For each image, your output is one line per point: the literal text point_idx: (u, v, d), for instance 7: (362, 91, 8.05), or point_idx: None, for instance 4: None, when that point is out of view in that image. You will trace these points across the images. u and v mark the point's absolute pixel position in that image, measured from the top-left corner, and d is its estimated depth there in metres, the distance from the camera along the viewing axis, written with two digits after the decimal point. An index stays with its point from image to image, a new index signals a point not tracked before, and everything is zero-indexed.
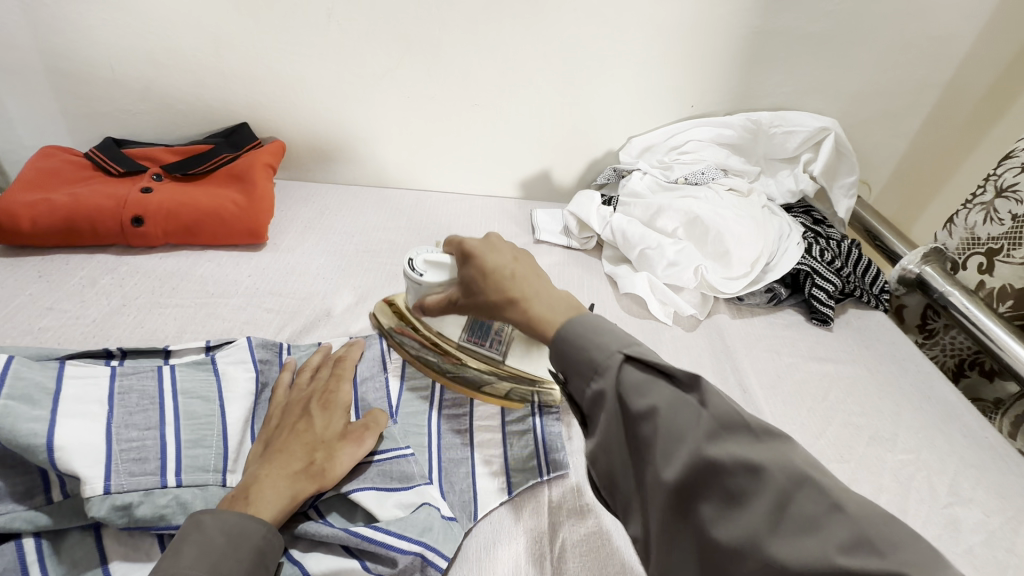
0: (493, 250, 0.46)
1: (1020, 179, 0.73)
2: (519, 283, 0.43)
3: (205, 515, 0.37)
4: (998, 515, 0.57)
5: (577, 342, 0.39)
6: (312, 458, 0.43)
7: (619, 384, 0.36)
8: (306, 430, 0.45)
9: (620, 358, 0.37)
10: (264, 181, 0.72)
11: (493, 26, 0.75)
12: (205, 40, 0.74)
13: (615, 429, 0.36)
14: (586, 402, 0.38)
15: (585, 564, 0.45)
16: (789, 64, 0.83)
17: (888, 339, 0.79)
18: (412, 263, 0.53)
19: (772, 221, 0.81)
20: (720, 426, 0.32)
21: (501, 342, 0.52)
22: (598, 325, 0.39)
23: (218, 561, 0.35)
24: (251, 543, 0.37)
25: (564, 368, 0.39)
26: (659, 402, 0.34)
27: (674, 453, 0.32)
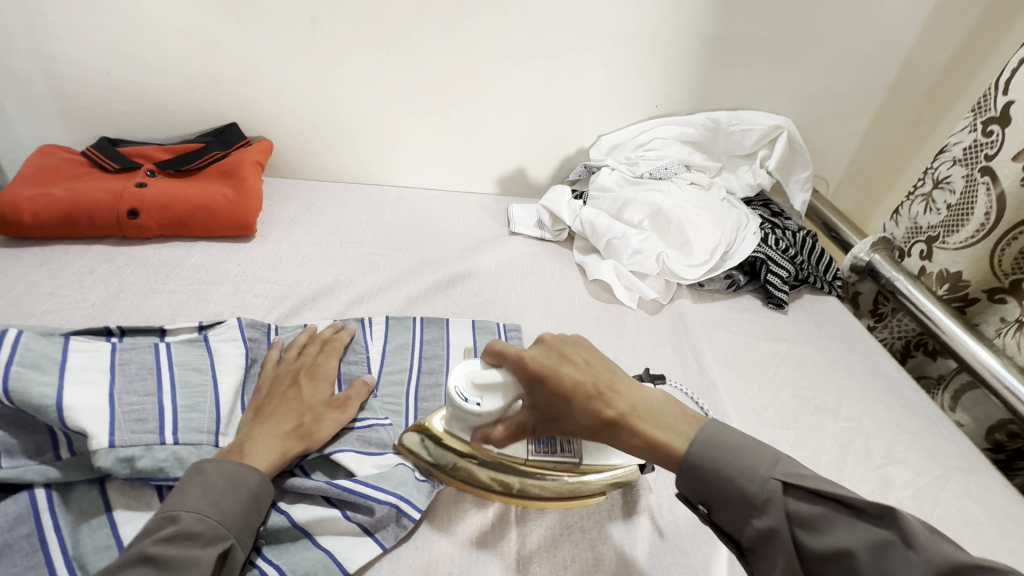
0: (564, 362, 0.44)
1: (953, 171, 0.81)
2: (614, 395, 0.43)
3: (206, 462, 0.42)
4: (927, 474, 0.63)
5: (715, 468, 0.40)
6: (301, 421, 0.48)
7: (789, 518, 0.37)
8: (296, 398, 0.50)
9: (779, 486, 0.38)
10: (253, 178, 0.77)
11: (468, 32, 0.81)
12: (196, 45, 0.78)
13: (790, 568, 0.37)
14: (749, 538, 0.39)
15: (547, 514, 0.50)
16: (745, 67, 0.89)
17: (839, 322, 0.85)
18: (458, 391, 0.47)
19: (730, 213, 0.87)
20: (936, 565, 0.33)
21: (572, 445, 0.49)
22: (730, 446, 0.40)
23: (219, 499, 0.40)
24: (246, 487, 0.42)
25: (710, 499, 0.40)
26: (847, 542, 0.35)
27: None
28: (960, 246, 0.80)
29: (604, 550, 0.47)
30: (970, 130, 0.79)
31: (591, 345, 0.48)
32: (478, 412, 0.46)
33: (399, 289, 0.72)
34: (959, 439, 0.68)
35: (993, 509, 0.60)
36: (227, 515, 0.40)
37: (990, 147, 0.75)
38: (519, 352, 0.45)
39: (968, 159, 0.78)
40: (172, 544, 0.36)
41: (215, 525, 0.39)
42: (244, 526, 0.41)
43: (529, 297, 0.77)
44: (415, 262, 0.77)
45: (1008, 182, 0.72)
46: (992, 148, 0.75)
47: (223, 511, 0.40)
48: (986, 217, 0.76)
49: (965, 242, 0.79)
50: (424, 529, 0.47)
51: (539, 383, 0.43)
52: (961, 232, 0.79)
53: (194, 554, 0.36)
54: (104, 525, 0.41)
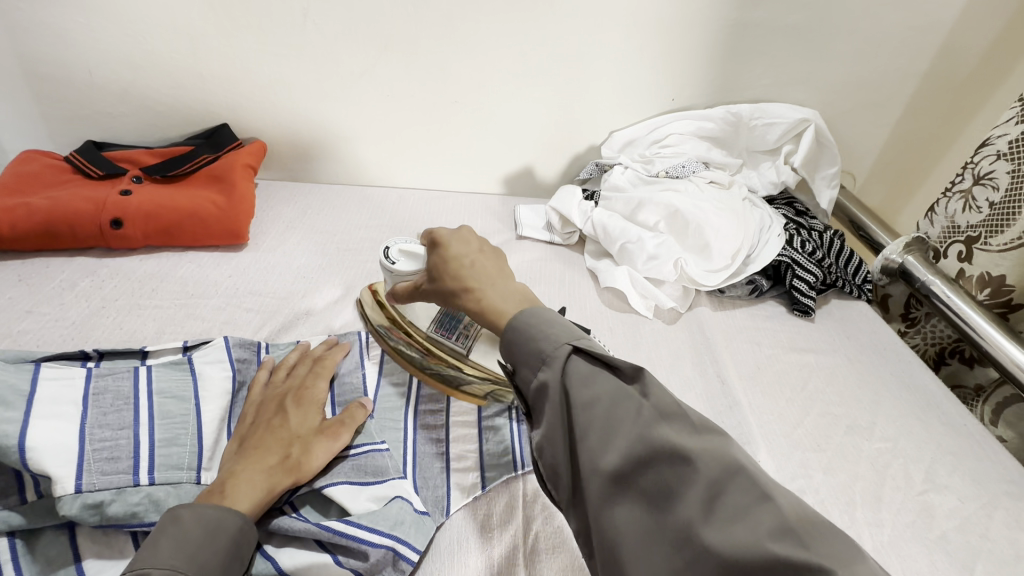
0: (459, 239, 0.49)
1: (996, 167, 0.74)
2: (477, 275, 0.46)
3: (181, 508, 0.38)
4: (973, 501, 0.58)
5: (530, 334, 0.40)
6: (287, 450, 0.44)
7: (566, 375, 0.37)
8: (282, 425, 0.46)
9: (569, 349, 0.38)
10: (244, 182, 0.73)
11: (470, 23, 0.75)
12: (183, 42, 0.74)
13: (558, 419, 0.37)
14: (531, 393, 0.39)
15: (560, 554, 0.45)
16: (768, 56, 0.83)
17: (870, 329, 0.79)
18: (388, 251, 0.56)
19: (752, 213, 0.81)
20: (658, 419, 0.34)
21: (467, 337, 0.55)
22: (551, 320, 0.41)
23: (195, 553, 0.35)
24: (227, 535, 0.37)
25: (514, 358, 0.40)
26: (602, 393, 0.36)
27: (613, 441, 0.34)
28: (1004, 248, 0.74)
29: None
30: (1015, 121, 0.72)
31: (500, 255, 0.51)
32: (390, 268, 0.55)
33: None
34: (1005, 460, 0.63)
35: None
36: (204, 569, 0.35)
37: None
38: (431, 230, 0.51)
39: (1014, 153, 0.72)
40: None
41: None
42: None
43: None
44: None
45: None
46: None
47: (200, 566, 0.35)
48: None
49: (1010, 244, 0.73)
50: (425, 573, 0.43)
51: (430, 252, 0.49)
52: (1005, 232, 0.73)
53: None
54: None
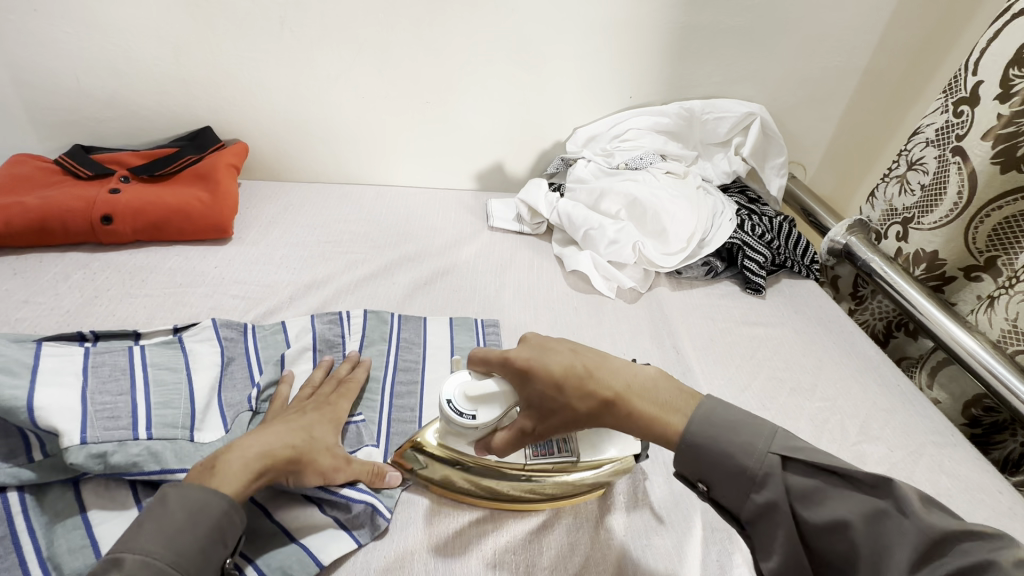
0: (549, 352, 0.45)
1: (926, 153, 0.81)
2: (613, 384, 0.43)
3: (169, 487, 0.40)
4: (901, 449, 0.64)
5: (718, 448, 0.40)
6: (297, 446, 0.45)
7: (789, 491, 0.38)
8: (293, 421, 0.48)
9: (779, 460, 0.39)
10: (228, 181, 0.77)
11: (442, 33, 0.81)
12: (168, 49, 0.78)
13: (789, 543, 0.38)
14: (748, 513, 0.39)
15: (522, 504, 0.50)
16: (717, 55, 0.90)
17: (816, 304, 0.85)
18: (452, 403, 0.46)
19: (706, 200, 0.88)
20: (925, 536, 0.34)
21: (569, 443, 0.47)
22: (732, 421, 0.41)
23: (175, 536, 0.37)
24: (208, 520, 0.39)
25: (709, 477, 0.40)
26: (847, 514, 0.36)
27: (882, 565, 0.34)
28: (935, 225, 0.80)
29: (579, 534, 0.49)
30: (941, 110, 0.79)
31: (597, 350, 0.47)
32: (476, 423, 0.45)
33: (377, 286, 0.73)
34: (934, 415, 0.69)
35: (967, 482, 0.61)
36: (181, 556, 0.37)
37: (960, 126, 0.75)
38: (504, 354, 0.45)
39: (940, 139, 0.79)
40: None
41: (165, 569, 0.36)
42: (204, 564, 0.38)
43: (508, 289, 0.77)
44: (393, 259, 0.78)
45: (976, 160, 0.73)
46: (962, 129, 0.75)
47: (177, 552, 0.37)
48: (958, 196, 0.76)
49: (939, 222, 0.79)
50: (401, 524, 0.48)
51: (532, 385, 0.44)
52: (936, 211, 0.79)
53: None
54: (79, 526, 0.42)
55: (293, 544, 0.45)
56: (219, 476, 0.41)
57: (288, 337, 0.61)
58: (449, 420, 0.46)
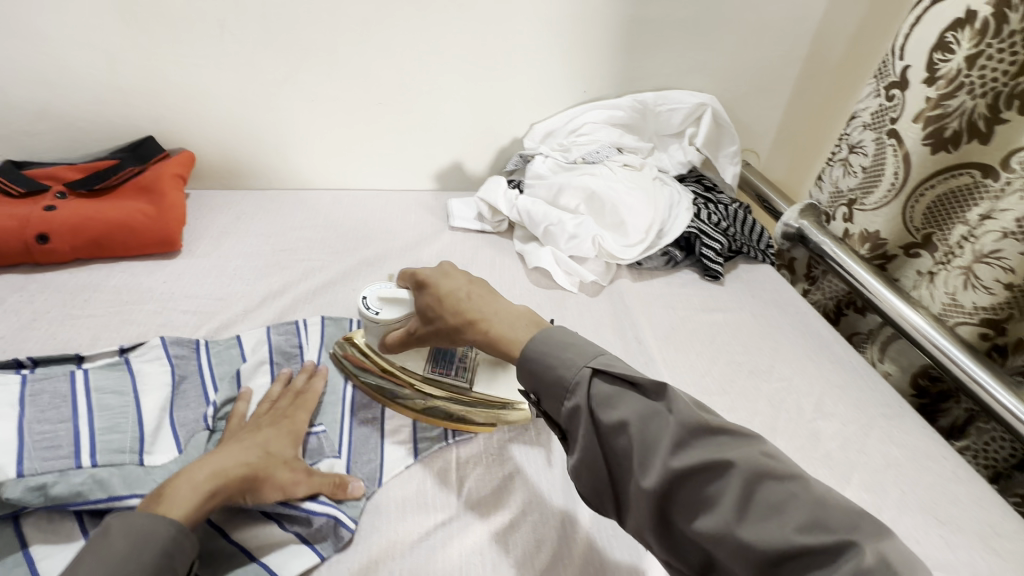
0: (447, 277, 0.51)
1: (864, 136, 0.84)
2: (475, 306, 0.48)
3: (113, 518, 0.38)
4: (854, 424, 0.66)
5: (546, 362, 0.42)
6: (251, 463, 0.45)
7: (592, 399, 0.40)
8: (244, 439, 0.48)
9: (590, 373, 0.40)
10: (173, 192, 0.75)
11: (386, 30, 0.80)
12: (99, 57, 0.75)
13: (592, 442, 0.39)
14: (563, 418, 0.41)
15: (487, 504, 0.51)
16: (666, 48, 0.91)
17: (772, 287, 0.88)
18: (366, 300, 0.55)
19: (662, 190, 0.89)
20: (692, 429, 0.36)
21: (466, 369, 0.57)
22: (567, 342, 0.43)
23: (119, 566, 0.35)
24: (155, 545, 0.37)
25: (539, 390, 0.42)
26: (629, 415, 0.38)
27: (650, 464, 0.36)
28: (877, 206, 0.83)
29: (544, 531, 0.49)
30: (875, 95, 0.82)
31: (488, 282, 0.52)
32: (375, 318, 0.53)
33: (336, 292, 0.71)
34: (883, 388, 0.72)
35: (913, 451, 0.64)
36: None
37: (893, 110, 0.78)
38: (415, 272, 0.53)
39: (876, 123, 0.82)
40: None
41: None
42: None
43: None
44: (351, 264, 0.77)
45: (910, 142, 0.76)
46: (895, 112, 0.78)
47: None
48: (895, 176, 0.79)
49: (881, 203, 0.82)
50: (368, 534, 0.48)
51: (420, 295, 0.51)
52: (876, 192, 0.82)
53: None
54: (20, 563, 0.40)
55: (253, 563, 0.44)
56: (168, 499, 0.40)
57: (243, 352, 0.59)
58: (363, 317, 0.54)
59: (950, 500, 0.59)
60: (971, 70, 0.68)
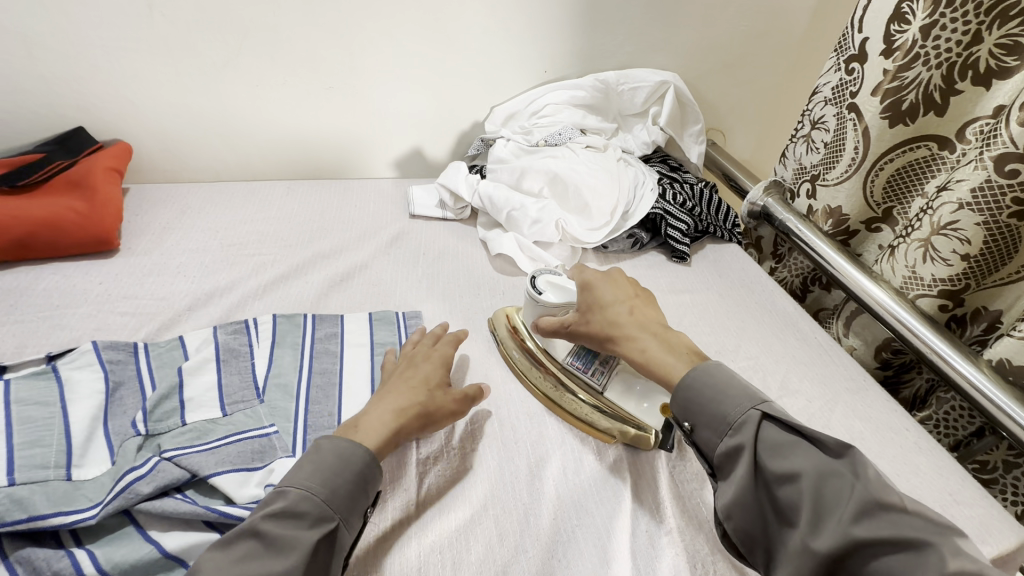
0: (614, 285, 0.57)
1: (825, 112, 0.84)
2: (635, 326, 0.53)
3: (323, 439, 0.45)
4: (819, 400, 0.66)
5: (711, 396, 0.45)
6: (421, 401, 0.51)
7: (758, 441, 0.41)
8: (411, 377, 0.53)
9: (759, 415, 0.42)
10: (107, 187, 0.70)
11: (332, 8, 0.75)
12: (15, 42, 0.69)
13: (749, 483, 0.40)
14: (720, 457, 0.43)
15: (448, 498, 0.49)
16: (627, 24, 0.89)
17: (738, 267, 0.87)
18: (535, 281, 0.60)
19: (626, 171, 0.87)
20: (874, 502, 0.36)
21: (603, 372, 0.57)
22: (730, 381, 0.46)
23: (328, 476, 0.42)
24: (353, 468, 0.43)
25: (695, 421, 0.45)
26: (803, 467, 0.39)
27: (825, 526, 0.36)
28: (839, 181, 0.83)
29: (506, 525, 0.48)
30: (835, 69, 0.81)
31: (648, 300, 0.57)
32: (536, 297, 0.59)
33: (289, 287, 0.68)
34: (848, 362, 0.73)
35: (876, 423, 0.64)
36: (332, 492, 0.41)
37: (853, 84, 0.78)
38: (585, 272, 0.59)
39: (837, 97, 0.81)
40: (279, 521, 0.39)
41: (322, 501, 0.41)
42: (352, 500, 0.42)
43: (432, 279, 0.74)
44: (306, 258, 0.73)
45: (869, 117, 0.75)
46: (855, 86, 0.77)
47: (330, 491, 0.41)
48: (855, 151, 0.79)
49: (843, 177, 0.82)
50: None
51: (583, 292, 0.57)
52: (838, 167, 0.82)
53: (296, 535, 0.38)
54: None
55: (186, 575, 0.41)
56: (359, 436, 0.46)
57: (186, 351, 0.56)
58: (529, 296, 0.60)
59: (911, 470, 0.59)
60: (926, 41, 0.67)
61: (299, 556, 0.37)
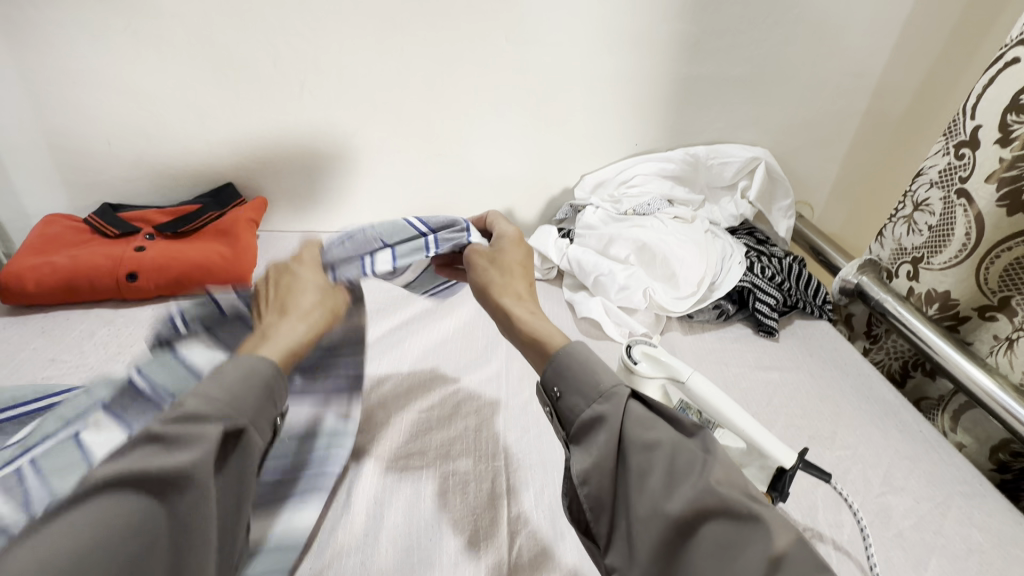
0: (523, 260, 0.59)
1: (930, 194, 0.82)
2: (530, 297, 0.55)
3: (228, 362, 0.40)
4: (927, 501, 0.62)
5: (584, 370, 0.45)
6: (323, 316, 0.50)
7: (626, 416, 0.41)
8: (303, 294, 0.50)
9: (628, 392, 0.42)
10: (247, 235, 0.80)
11: (450, 88, 0.85)
12: (191, 112, 0.83)
13: (612, 454, 0.40)
14: (586, 427, 0.42)
15: (536, 563, 0.50)
16: (719, 102, 0.92)
17: (832, 346, 0.84)
18: (631, 352, 0.61)
19: (714, 244, 0.89)
20: (723, 470, 0.37)
21: None
22: (602, 360, 0.45)
23: (234, 391, 0.38)
24: (260, 379, 0.40)
25: (566, 387, 0.45)
26: (664, 438, 0.39)
27: (678, 489, 0.36)
28: (945, 265, 0.80)
29: None
30: (943, 153, 0.80)
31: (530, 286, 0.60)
32: (632, 365, 0.60)
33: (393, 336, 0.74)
34: (961, 463, 0.67)
35: (998, 536, 0.59)
36: (240, 407, 0.37)
37: (962, 169, 0.76)
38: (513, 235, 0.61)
39: (944, 181, 0.79)
40: (179, 425, 0.34)
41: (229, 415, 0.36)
42: (255, 417, 0.39)
43: None
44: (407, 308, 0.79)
45: (983, 202, 0.73)
46: (965, 171, 0.76)
47: (236, 404, 0.37)
48: (966, 237, 0.76)
49: (950, 262, 0.79)
50: None
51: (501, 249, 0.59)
52: (945, 251, 0.79)
53: (199, 434, 0.34)
54: None
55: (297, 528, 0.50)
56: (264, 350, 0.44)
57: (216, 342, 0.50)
58: (624, 365, 0.61)
59: None
60: None
61: (204, 452, 0.33)
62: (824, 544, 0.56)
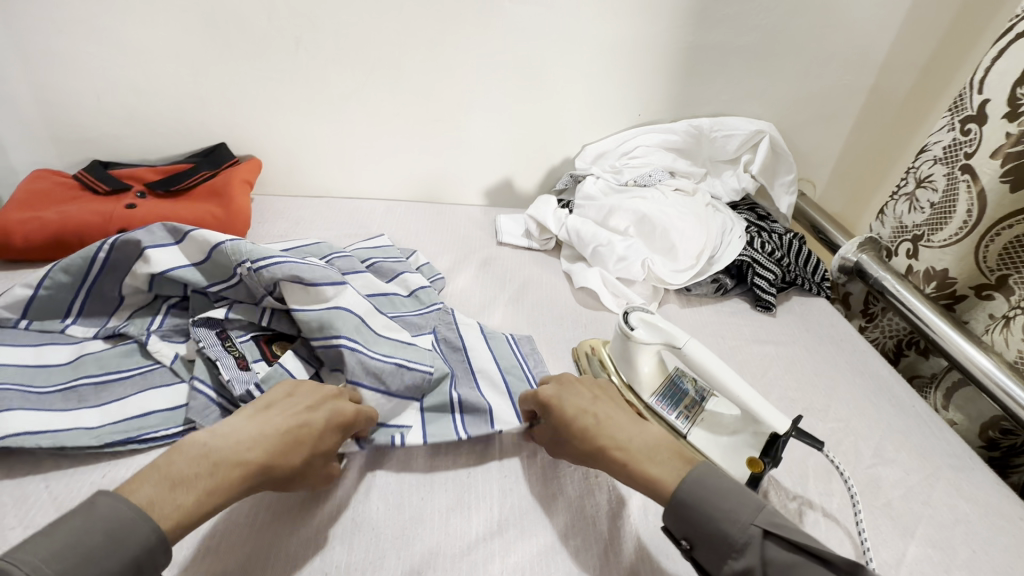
0: (575, 394, 0.53)
1: (934, 170, 0.81)
2: (613, 431, 0.49)
3: (101, 495, 0.37)
4: (917, 473, 0.62)
5: (701, 510, 0.43)
6: (260, 458, 0.42)
7: (767, 562, 0.39)
8: (253, 429, 0.44)
9: (760, 533, 0.40)
10: (240, 195, 0.79)
11: (452, 53, 0.83)
12: (183, 68, 0.80)
13: None
14: None
15: (527, 519, 0.50)
16: (725, 73, 0.90)
17: (828, 322, 0.84)
18: (627, 319, 0.61)
19: (714, 218, 0.87)
20: None
21: (687, 418, 0.58)
22: (722, 490, 0.43)
23: (81, 558, 0.34)
24: (132, 545, 0.35)
25: (695, 539, 0.43)
26: None
27: None
28: (945, 243, 0.79)
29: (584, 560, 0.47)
30: (948, 128, 0.78)
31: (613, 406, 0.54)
32: (629, 331, 0.60)
33: None
34: (952, 437, 0.67)
35: (985, 507, 0.59)
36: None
37: (968, 144, 0.75)
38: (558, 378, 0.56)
39: (948, 157, 0.78)
40: None
41: None
42: None
43: (517, 307, 0.77)
44: None
45: (986, 178, 0.72)
46: (970, 146, 0.74)
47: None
48: (968, 214, 0.75)
49: (950, 239, 0.78)
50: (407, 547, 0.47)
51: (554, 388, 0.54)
52: (946, 228, 0.78)
53: None
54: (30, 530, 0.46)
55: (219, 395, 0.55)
56: (171, 498, 0.38)
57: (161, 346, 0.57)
58: (621, 331, 0.61)
59: None
60: None
61: None
62: (813, 511, 0.56)
